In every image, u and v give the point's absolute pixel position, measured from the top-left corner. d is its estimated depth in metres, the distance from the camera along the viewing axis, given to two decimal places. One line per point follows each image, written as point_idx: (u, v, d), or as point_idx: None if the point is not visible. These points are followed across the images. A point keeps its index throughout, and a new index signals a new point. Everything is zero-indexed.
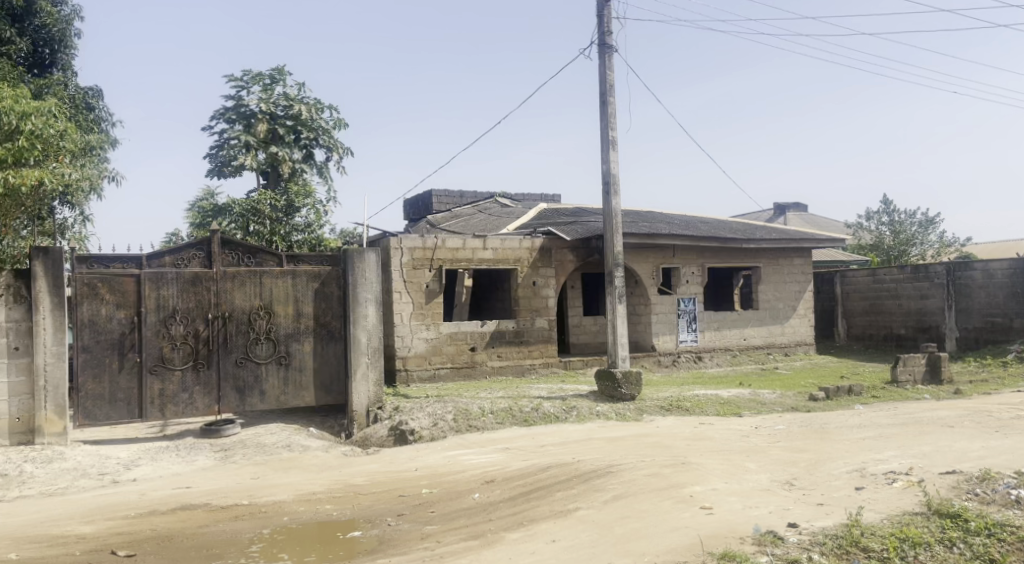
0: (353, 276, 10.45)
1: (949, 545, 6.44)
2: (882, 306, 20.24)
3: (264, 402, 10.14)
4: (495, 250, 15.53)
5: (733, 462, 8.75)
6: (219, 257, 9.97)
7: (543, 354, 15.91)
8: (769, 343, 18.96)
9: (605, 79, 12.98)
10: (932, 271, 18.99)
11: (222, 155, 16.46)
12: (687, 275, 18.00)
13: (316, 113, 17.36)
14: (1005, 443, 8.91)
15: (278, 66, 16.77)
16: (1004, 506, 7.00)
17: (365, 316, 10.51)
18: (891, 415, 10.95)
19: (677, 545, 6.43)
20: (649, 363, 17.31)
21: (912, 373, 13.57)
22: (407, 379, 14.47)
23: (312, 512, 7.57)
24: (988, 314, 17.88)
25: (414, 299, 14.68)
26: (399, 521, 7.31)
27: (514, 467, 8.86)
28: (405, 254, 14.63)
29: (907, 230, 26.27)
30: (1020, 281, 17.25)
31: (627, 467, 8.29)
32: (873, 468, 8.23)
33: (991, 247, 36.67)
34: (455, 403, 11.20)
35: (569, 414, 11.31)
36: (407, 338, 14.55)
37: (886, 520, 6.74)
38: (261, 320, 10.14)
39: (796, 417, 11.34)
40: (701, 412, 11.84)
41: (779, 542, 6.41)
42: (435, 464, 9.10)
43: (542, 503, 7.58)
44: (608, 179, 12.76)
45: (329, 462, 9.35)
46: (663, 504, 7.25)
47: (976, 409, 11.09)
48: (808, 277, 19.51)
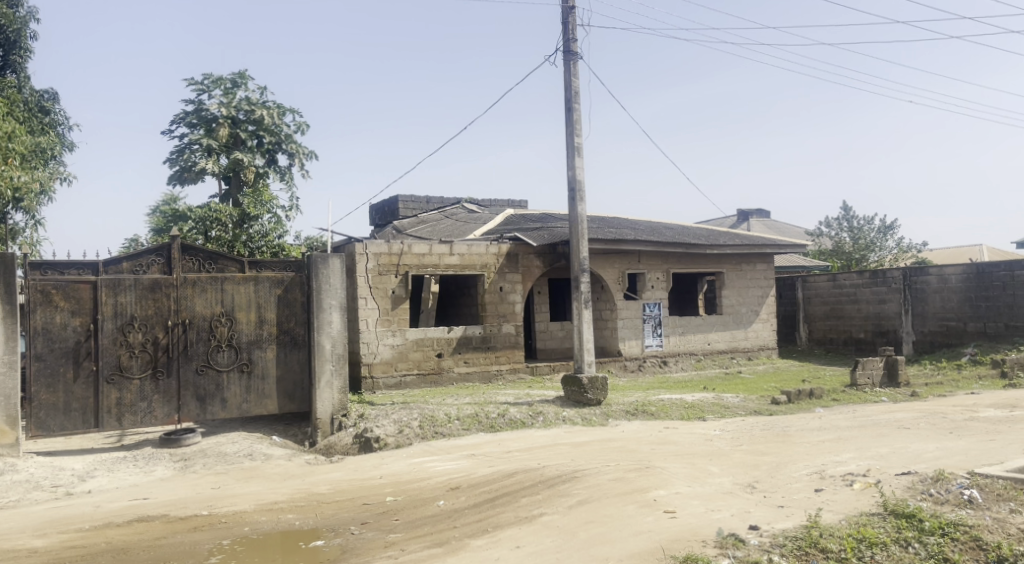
0: (317, 283, 10.37)
1: (905, 545, 6.54)
2: (841, 310, 20.57)
3: (225, 411, 10.01)
4: (461, 256, 15.52)
5: (697, 465, 8.85)
6: (179, 263, 9.86)
7: (510, 359, 15.94)
8: (733, 348, 19.18)
9: (570, 86, 13.07)
10: (889, 276, 19.35)
11: (182, 160, 16.24)
12: (652, 281, 18.16)
13: (278, 118, 17.24)
14: (959, 444, 9.10)
15: (240, 70, 16.64)
16: (958, 505, 7.13)
17: (330, 323, 10.43)
18: (850, 418, 11.13)
19: (640, 550, 6.47)
20: (615, 368, 17.41)
21: (870, 376, 13.78)
22: (372, 386, 14.38)
23: (273, 522, 7.50)
24: (943, 318, 18.25)
25: (380, 305, 14.60)
26: (362, 530, 7.26)
27: (480, 473, 8.85)
28: (371, 259, 14.57)
29: (866, 236, 26.77)
30: (973, 285, 17.65)
31: (592, 472, 8.33)
32: (832, 470, 8.37)
33: (945, 252, 37.53)
34: (421, 410, 11.18)
35: (535, 420, 11.34)
36: (372, 345, 14.46)
37: (844, 521, 6.85)
38: (222, 326, 10.03)
39: (759, 421, 11.49)
40: (665, 416, 11.94)
41: (741, 545, 6.48)
42: (400, 472, 9.06)
43: (507, 509, 7.59)
44: (573, 185, 12.82)
45: (292, 470, 9.26)
46: (627, 509, 7.29)
47: (931, 411, 11.34)
48: (770, 283, 19.78)
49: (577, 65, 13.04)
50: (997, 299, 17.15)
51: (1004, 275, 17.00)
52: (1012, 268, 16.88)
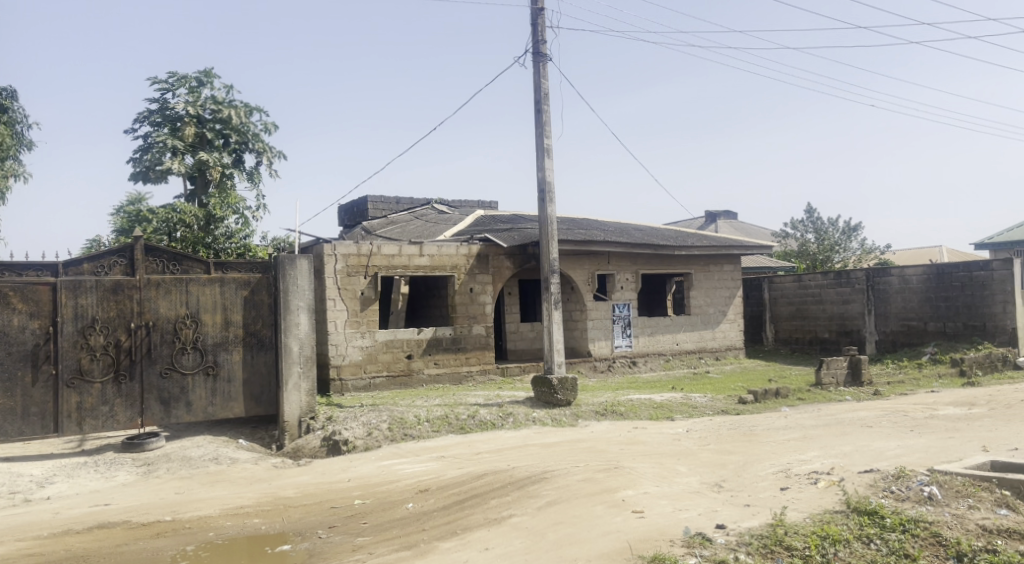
0: (284, 284, 10.29)
1: (867, 542, 6.62)
2: (807, 310, 20.84)
3: (190, 414, 9.90)
4: (431, 257, 15.48)
5: (665, 465, 8.92)
6: (142, 264, 9.74)
7: (480, 360, 15.93)
8: (701, 348, 19.34)
9: (540, 87, 13.10)
10: (853, 277, 19.65)
11: (146, 159, 16.01)
12: (621, 282, 18.25)
13: (245, 117, 17.08)
14: (919, 441, 9.28)
15: (205, 68, 16.45)
16: (918, 502, 7.25)
17: (298, 325, 10.36)
18: (815, 417, 11.29)
19: (608, 550, 6.51)
20: (585, 368, 17.48)
21: (834, 375, 13.98)
22: (341, 388, 14.29)
23: (239, 527, 7.42)
24: (905, 318, 18.57)
25: (349, 307, 14.51)
26: (329, 534, 7.22)
27: (449, 475, 8.83)
28: (340, 260, 14.48)
29: (831, 237, 27.18)
30: (933, 286, 17.98)
31: (561, 473, 8.35)
32: (797, 468, 8.47)
33: (907, 253, 38.16)
34: (390, 412, 11.14)
35: (506, 421, 11.35)
36: (341, 346, 14.36)
37: (808, 519, 6.94)
38: (187, 329, 9.90)
39: (726, 420, 11.61)
40: (634, 416, 12.02)
41: (708, 544, 6.53)
42: (369, 475, 9.01)
43: (476, 511, 7.59)
44: (543, 187, 12.85)
45: (259, 474, 9.17)
46: (595, 509, 7.32)
47: (892, 409, 11.53)
48: (737, 283, 19.98)
49: (547, 67, 13.08)
50: (956, 299, 17.47)
51: (963, 276, 17.32)
52: (970, 268, 17.21)
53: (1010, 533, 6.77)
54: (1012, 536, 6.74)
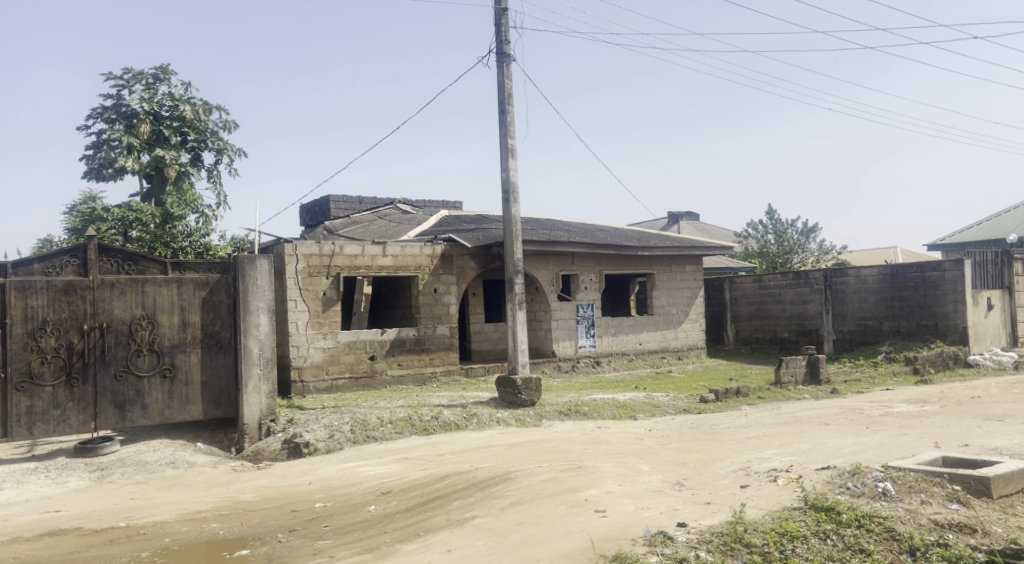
0: (244, 284, 10.14)
1: (824, 537, 6.71)
2: (766, 310, 21.13)
3: (146, 418, 9.72)
4: (395, 257, 15.40)
5: (628, 464, 8.97)
6: (96, 264, 9.55)
7: (444, 361, 15.89)
8: (663, 347, 19.49)
9: (503, 87, 13.10)
10: (811, 277, 19.97)
11: (101, 157, 15.68)
12: (585, 282, 18.32)
13: (203, 114, 16.84)
14: (875, 439, 9.45)
15: (162, 64, 16.18)
16: (873, 498, 7.37)
17: (258, 326, 10.23)
18: (775, 415, 11.44)
19: (571, 549, 6.52)
20: (550, 369, 17.51)
21: (794, 374, 14.17)
22: (303, 390, 14.13)
23: (196, 532, 7.30)
24: (861, 318, 18.90)
25: (310, 307, 14.38)
26: (290, 537, 7.13)
27: (412, 477, 8.79)
28: (301, 261, 14.33)
29: (790, 238, 27.58)
30: (888, 287, 18.31)
31: (524, 474, 8.35)
32: (757, 466, 8.57)
33: (864, 254, 38.87)
34: (353, 414, 11.05)
35: (469, 422, 11.33)
36: (303, 348, 14.21)
37: (767, 516, 7.02)
38: (143, 330, 9.73)
39: (687, 419, 11.72)
40: (598, 415, 12.07)
41: (669, 542, 6.57)
42: (330, 477, 8.93)
43: (439, 512, 7.55)
44: (507, 187, 12.85)
45: (217, 478, 9.03)
46: (558, 509, 7.33)
47: (849, 407, 11.73)
48: (699, 284, 20.17)
49: (510, 67, 13.09)
50: (910, 299, 17.81)
51: (916, 276, 17.67)
52: (924, 268, 17.56)
53: (960, 527, 6.91)
54: (963, 530, 6.89)
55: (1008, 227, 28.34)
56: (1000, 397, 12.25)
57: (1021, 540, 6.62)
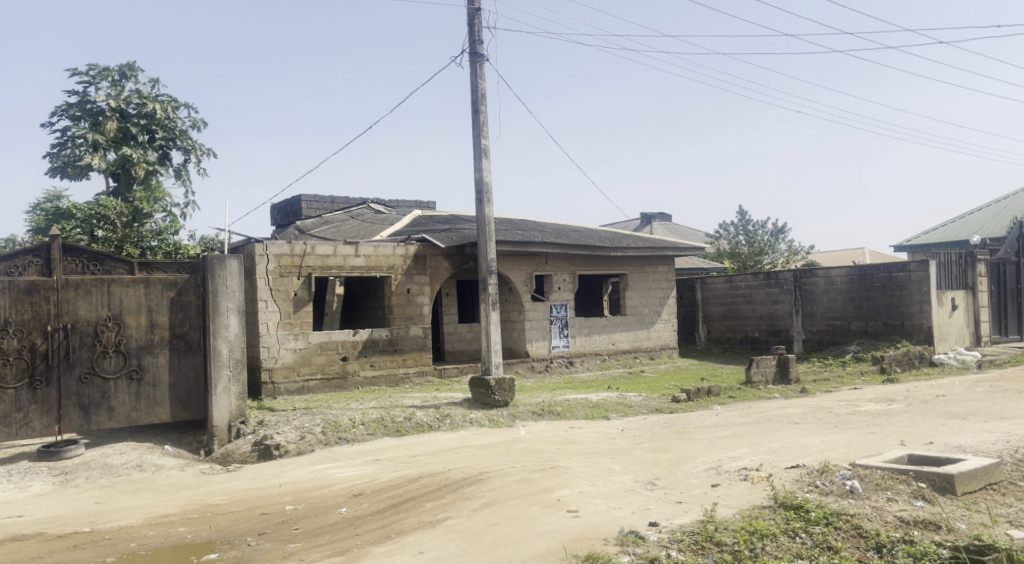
0: (213, 285, 10.02)
1: (793, 535, 6.77)
2: (737, 310, 21.31)
3: (112, 420, 9.57)
4: (367, 257, 15.31)
5: (600, 464, 8.99)
6: (61, 264, 9.38)
7: (417, 362, 15.83)
8: (636, 347, 19.58)
9: (476, 87, 13.08)
10: (781, 278, 20.17)
11: (65, 155, 15.44)
12: (558, 283, 18.35)
13: (171, 112, 16.63)
14: (843, 437, 9.56)
15: (129, 61, 15.95)
16: (840, 496, 7.44)
17: (227, 326, 10.11)
18: (746, 414, 11.54)
19: (543, 550, 6.51)
20: (523, 369, 17.51)
21: (764, 374, 14.29)
22: (273, 392, 14.00)
23: (163, 536, 7.21)
24: (830, 318, 19.12)
25: (281, 308, 14.25)
26: (259, 541, 7.06)
27: (384, 478, 8.74)
28: (271, 261, 14.19)
29: (760, 239, 27.84)
30: (856, 287, 18.55)
31: (497, 475, 8.33)
32: (727, 465, 8.64)
33: (832, 255, 39.35)
34: (324, 415, 10.98)
35: (442, 423, 11.29)
36: (273, 349, 14.07)
37: (737, 515, 7.07)
38: (109, 331, 9.58)
39: (659, 419, 11.78)
40: (571, 416, 12.09)
41: (640, 542, 6.59)
42: (301, 479, 8.86)
43: (411, 514, 7.52)
44: (481, 187, 12.82)
45: (185, 481, 8.92)
46: (531, 509, 7.33)
47: (818, 406, 11.86)
48: (671, 284, 20.29)
49: (484, 67, 13.07)
50: (877, 299, 18.04)
51: (883, 276, 17.90)
52: (890, 269, 17.79)
53: (925, 524, 7.01)
54: (928, 527, 6.99)
55: (972, 228, 28.82)
56: (964, 395, 12.46)
57: (984, 536, 6.73)
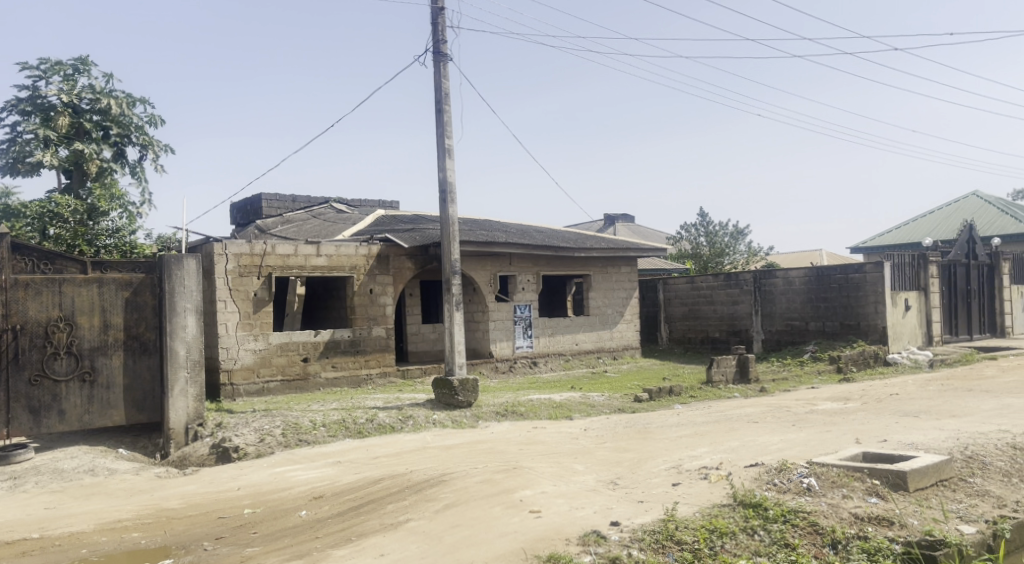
0: (170, 284, 9.84)
1: (751, 533, 6.83)
2: (698, 310, 21.52)
3: (63, 423, 9.34)
4: (329, 257, 15.16)
5: (562, 464, 8.99)
6: (9, 263, 9.16)
7: (380, 363, 15.73)
8: (599, 347, 19.65)
9: (440, 87, 13.02)
10: (741, 279, 20.41)
11: (14, 150, 15.05)
12: (522, 283, 18.36)
13: (127, 107, 16.31)
14: (801, 435, 9.69)
15: (81, 55, 15.60)
16: (798, 493, 7.53)
17: (184, 327, 9.94)
18: (706, 413, 11.64)
19: (505, 550, 6.49)
20: (487, 369, 17.47)
21: (724, 373, 14.43)
22: (233, 394, 13.79)
23: (116, 542, 7.05)
24: (788, 318, 19.38)
25: (240, 308, 14.05)
26: (216, 545, 6.94)
27: (345, 481, 8.64)
28: (231, 260, 13.98)
29: (721, 240, 28.14)
30: (813, 288, 18.82)
31: (459, 475, 8.29)
32: (688, 464, 8.71)
33: (790, 256, 39.96)
34: (284, 417, 10.84)
35: (405, 424, 11.20)
36: (232, 350, 13.86)
37: (698, 513, 7.11)
38: (60, 332, 9.35)
39: (622, 418, 11.84)
40: (534, 416, 12.09)
41: (602, 541, 6.59)
42: (260, 482, 8.73)
43: (372, 516, 7.44)
44: (444, 187, 12.76)
45: (139, 486, 8.73)
46: (493, 510, 7.31)
47: (777, 405, 12.01)
48: (633, 285, 20.41)
49: (447, 67, 13.02)
50: (834, 299, 18.32)
51: (840, 278, 18.19)
52: (847, 271, 18.08)
53: (879, 520, 7.12)
54: (882, 523, 7.10)
55: (925, 230, 29.41)
56: (917, 394, 12.71)
57: (935, 531, 6.85)
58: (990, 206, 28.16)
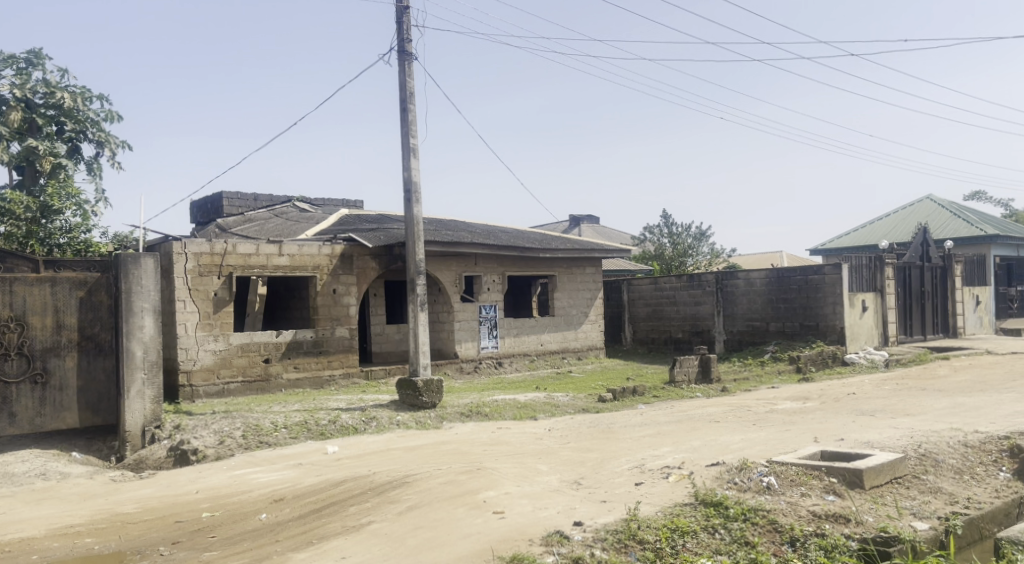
0: (126, 284, 9.63)
1: (712, 531, 6.87)
2: (662, 311, 21.68)
3: (14, 426, 9.11)
4: (291, 257, 14.97)
5: (526, 464, 8.97)
6: None
7: (343, 364, 15.59)
8: (564, 348, 19.70)
9: (405, 86, 12.94)
10: (704, 280, 20.61)
11: None
12: (487, 284, 18.33)
13: (82, 103, 15.96)
14: (762, 435, 9.78)
15: (35, 48, 15.25)
16: (757, 492, 7.59)
17: (142, 328, 9.73)
18: (669, 413, 11.71)
19: (468, 552, 6.45)
20: (451, 370, 17.40)
21: (686, 373, 14.56)
22: (192, 395, 13.57)
23: (68, 548, 6.89)
24: (749, 319, 19.59)
25: (200, 308, 13.82)
26: (172, 550, 6.80)
27: (306, 483, 8.53)
28: (191, 260, 13.75)
29: (684, 241, 28.37)
30: (773, 290, 19.05)
31: (423, 477, 8.23)
32: (651, 463, 8.74)
33: (752, 257, 40.48)
34: (245, 419, 10.69)
35: (368, 425, 11.10)
36: (192, 351, 13.63)
37: (660, 512, 7.14)
38: (11, 333, 9.11)
39: (586, 418, 11.87)
40: (498, 416, 12.06)
41: (565, 541, 6.58)
42: (219, 485, 8.57)
43: (333, 519, 7.35)
44: (409, 186, 12.69)
45: (93, 490, 8.54)
46: (456, 512, 7.26)
47: (739, 404, 12.12)
48: (598, 285, 20.48)
49: (412, 66, 12.94)
50: (794, 300, 18.56)
51: (799, 280, 18.42)
52: (806, 273, 18.31)
53: (836, 517, 7.20)
54: (839, 520, 7.18)
55: (882, 232, 29.91)
56: (874, 394, 12.92)
57: (890, 528, 6.94)
58: (944, 209, 28.73)
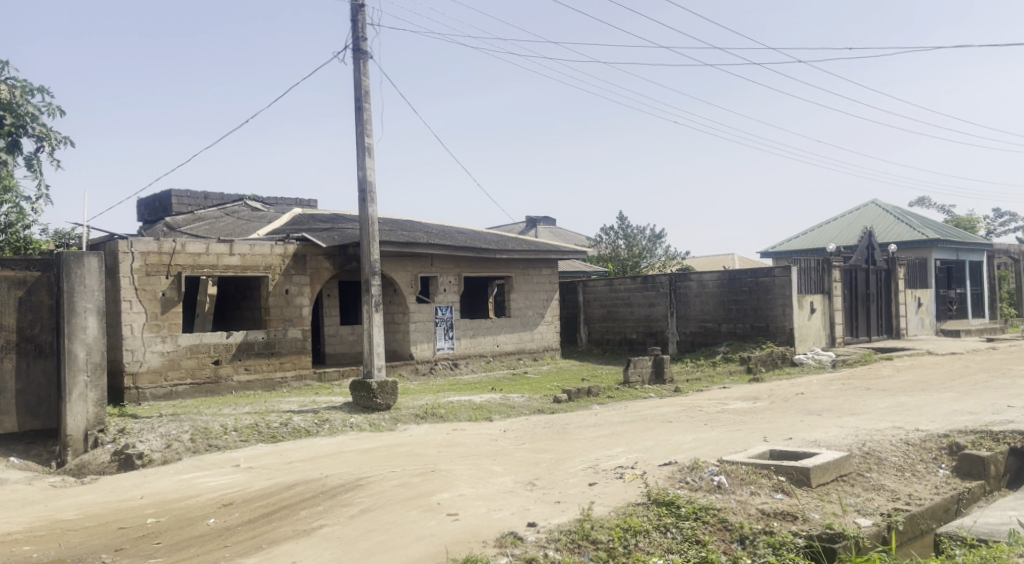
0: (68, 283, 9.36)
1: (664, 531, 6.90)
2: (616, 312, 21.81)
3: None
4: (242, 256, 14.71)
5: (480, 466, 8.92)
6: None
7: (296, 365, 15.37)
8: (520, 348, 19.69)
9: (359, 85, 12.81)
10: (657, 281, 20.78)
11: None
12: (444, 284, 18.23)
13: (22, 96, 15.16)
14: (714, 434, 9.87)
15: None
16: (709, 491, 7.65)
17: (85, 328, 9.44)
18: (623, 413, 11.77)
19: (421, 555, 6.38)
20: (406, 371, 17.26)
21: (640, 374, 14.65)
22: (138, 398, 13.25)
23: (5, 556, 6.66)
24: (702, 321, 19.80)
25: (148, 309, 13.50)
26: (115, 557, 6.61)
27: (256, 487, 8.37)
28: (137, 259, 13.42)
29: (639, 243, 28.68)
30: (725, 291, 19.27)
31: (376, 479, 8.13)
32: (605, 464, 8.76)
33: (705, 259, 41.02)
34: (193, 422, 10.46)
35: (321, 428, 10.95)
36: (138, 352, 13.31)
37: (613, 512, 7.14)
38: None
39: (541, 419, 11.87)
40: (454, 417, 11.98)
41: (519, 543, 6.55)
42: (165, 490, 8.37)
43: (284, 523, 7.23)
44: (364, 186, 12.55)
45: (32, 496, 8.27)
46: (409, 514, 7.18)
47: (691, 404, 12.23)
48: (554, 286, 20.52)
49: (367, 64, 12.82)
50: (744, 302, 18.82)
51: (750, 282, 18.67)
52: (757, 274, 18.57)
53: (784, 515, 7.29)
54: (786, 518, 7.26)
55: (830, 235, 30.45)
56: (821, 393, 13.16)
57: (836, 525, 7.04)
58: (889, 214, 29.36)
